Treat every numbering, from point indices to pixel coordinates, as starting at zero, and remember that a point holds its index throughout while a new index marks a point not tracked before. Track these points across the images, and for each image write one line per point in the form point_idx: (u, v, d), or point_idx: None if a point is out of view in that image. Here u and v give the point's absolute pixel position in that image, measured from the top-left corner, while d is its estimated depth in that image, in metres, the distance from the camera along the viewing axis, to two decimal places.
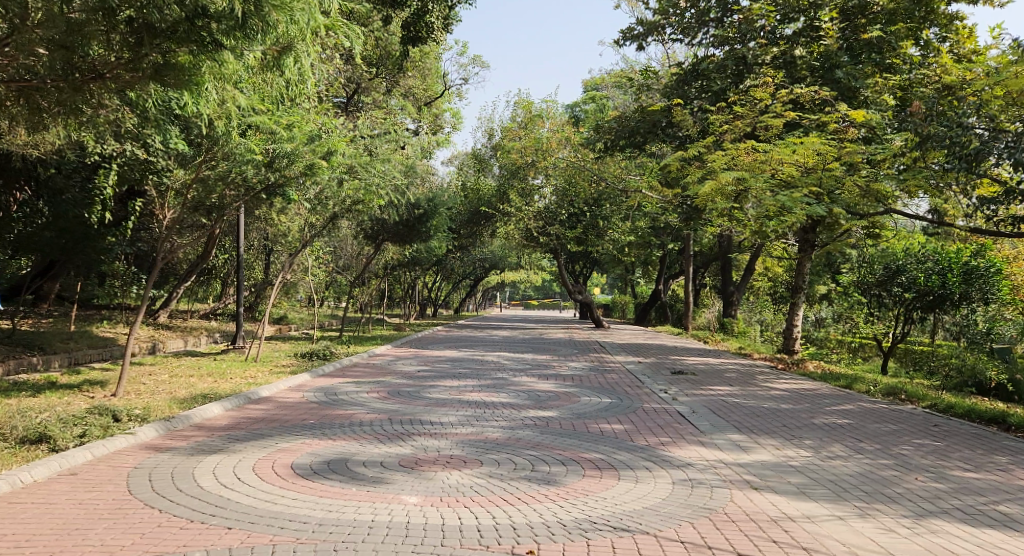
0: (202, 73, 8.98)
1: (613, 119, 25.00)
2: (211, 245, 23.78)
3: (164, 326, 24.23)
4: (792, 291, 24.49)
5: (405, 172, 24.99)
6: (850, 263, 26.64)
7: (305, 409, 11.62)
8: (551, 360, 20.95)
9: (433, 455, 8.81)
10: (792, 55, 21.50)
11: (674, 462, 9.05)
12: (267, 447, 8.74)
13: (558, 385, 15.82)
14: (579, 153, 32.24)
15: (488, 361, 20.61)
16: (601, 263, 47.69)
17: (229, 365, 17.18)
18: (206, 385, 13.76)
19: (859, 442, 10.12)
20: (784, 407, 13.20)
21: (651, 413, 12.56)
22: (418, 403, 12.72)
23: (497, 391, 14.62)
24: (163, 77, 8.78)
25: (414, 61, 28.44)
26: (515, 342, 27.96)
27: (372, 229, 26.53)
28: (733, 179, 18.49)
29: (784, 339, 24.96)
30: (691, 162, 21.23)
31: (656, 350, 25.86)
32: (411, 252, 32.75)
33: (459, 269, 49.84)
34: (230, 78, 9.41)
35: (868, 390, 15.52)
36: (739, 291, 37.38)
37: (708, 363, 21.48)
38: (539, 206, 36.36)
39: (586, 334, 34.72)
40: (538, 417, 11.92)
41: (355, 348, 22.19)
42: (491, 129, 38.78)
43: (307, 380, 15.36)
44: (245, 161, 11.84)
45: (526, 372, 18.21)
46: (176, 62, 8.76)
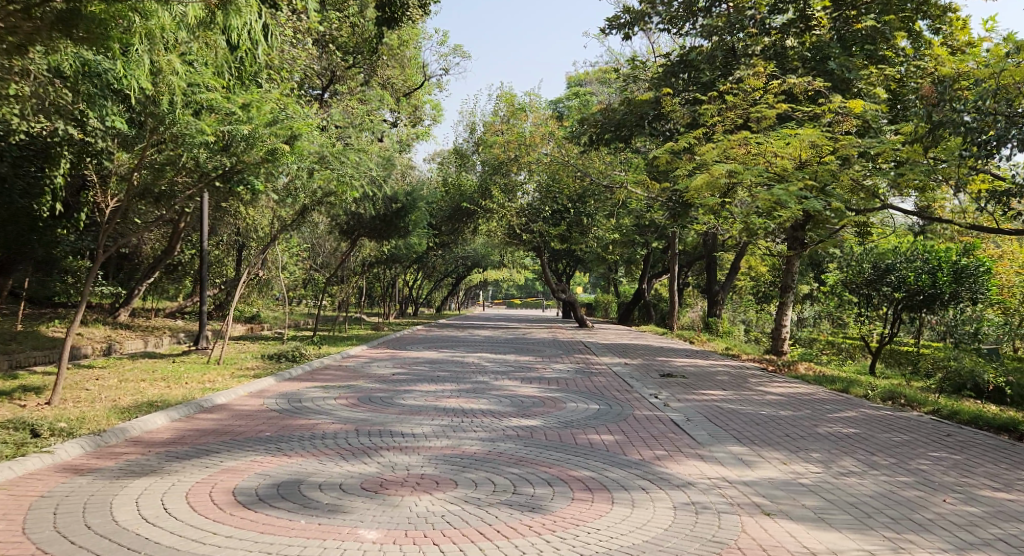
0: (118, 28, 8.13)
1: (598, 112, 23.96)
2: (175, 239, 22.74)
3: (124, 326, 23.09)
4: (780, 292, 23.76)
5: (382, 164, 23.88)
6: (835, 262, 25.40)
7: (261, 418, 10.56)
8: (533, 362, 19.95)
9: (402, 475, 7.73)
10: (782, 46, 20.28)
11: (672, 481, 8.04)
12: (209, 467, 7.69)
13: (540, 389, 14.80)
14: (562, 148, 31.23)
15: (467, 362, 19.59)
16: (586, 261, 46.72)
17: (188, 369, 16.11)
18: (156, 392, 12.69)
19: (872, 455, 9.11)
20: (783, 412, 12.19)
21: (643, 422, 11.55)
22: (390, 411, 11.64)
23: (476, 397, 13.58)
24: (71, 28, 7.81)
25: (393, 50, 27.34)
26: (497, 342, 26.92)
27: (347, 224, 25.39)
28: (726, 171, 17.37)
29: (772, 339, 24.07)
30: (680, 155, 20.17)
31: (642, 351, 24.91)
32: (389, 249, 31.62)
33: (441, 266, 48.78)
34: (160, 33, 8.56)
35: (865, 394, 14.51)
36: (725, 290, 36.39)
37: (697, 365, 20.50)
38: (521, 203, 35.22)
39: (569, 333, 33.69)
40: (521, 427, 10.88)
41: (328, 349, 21.12)
42: (473, 123, 37.68)
43: (271, 385, 14.28)
44: (196, 143, 10.99)
45: (506, 374, 17.18)
46: (92, 12, 7.82)
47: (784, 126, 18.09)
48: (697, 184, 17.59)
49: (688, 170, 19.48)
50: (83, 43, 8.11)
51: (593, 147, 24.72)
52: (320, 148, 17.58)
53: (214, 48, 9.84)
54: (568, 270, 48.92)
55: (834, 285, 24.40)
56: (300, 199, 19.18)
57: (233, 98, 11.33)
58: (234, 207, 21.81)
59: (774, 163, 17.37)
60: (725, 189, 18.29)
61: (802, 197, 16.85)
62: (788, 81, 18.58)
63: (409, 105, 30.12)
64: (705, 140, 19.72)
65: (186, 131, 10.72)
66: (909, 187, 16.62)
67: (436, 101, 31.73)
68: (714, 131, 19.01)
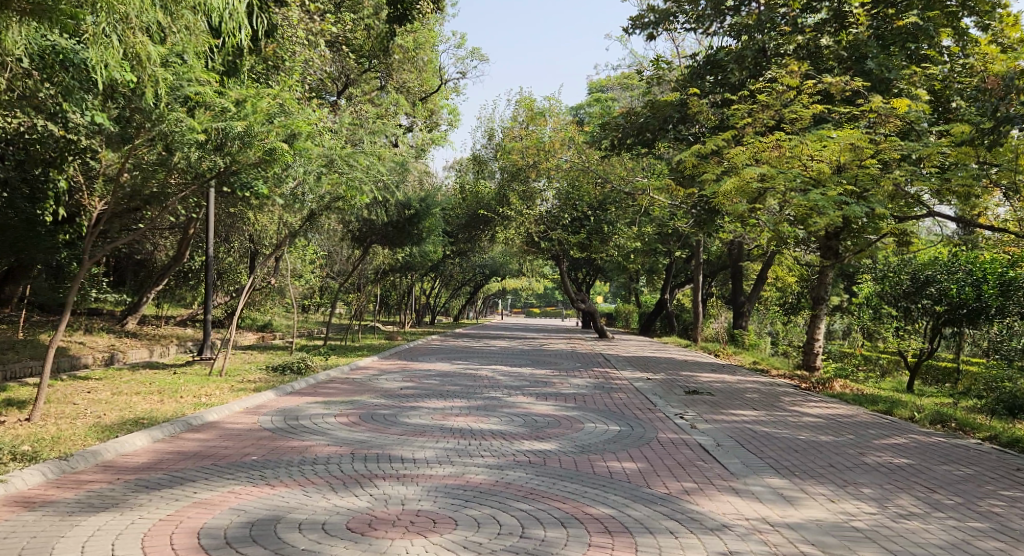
0: (68, 0, 7.39)
1: (620, 116, 23.09)
2: (185, 244, 22.01)
3: (128, 334, 22.34)
4: (813, 304, 22.93)
5: (398, 168, 23.06)
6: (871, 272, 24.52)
7: (251, 439, 9.66)
8: (551, 376, 19.00)
9: (396, 511, 6.89)
10: (816, 45, 19.31)
11: (705, 522, 7.15)
12: (180, 500, 6.82)
13: (557, 407, 13.88)
14: (583, 154, 30.34)
15: (482, 376, 18.66)
16: (606, 270, 45.72)
17: (186, 381, 15.23)
18: (146, 406, 11.86)
19: (932, 493, 8.34)
20: (823, 438, 11.27)
21: (668, 447, 10.62)
22: (392, 431, 10.74)
23: (487, 415, 12.65)
24: None
25: (410, 52, 26.56)
26: (513, 354, 26.00)
27: (360, 230, 24.57)
28: (757, 175, 16.38)
29: (804, 354, 23.11)
30: (707, 159, 19.17)
31: (665, 364, 23.89)
32: (403, 257, 30.79)
33: (458, 274, 47.91)
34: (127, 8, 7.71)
35: (910, 417, 13.52)
36: (751, 302, 35.28)
37: (724, 381, 19.49)
38: (541, 210, 34.29)
39: (589, 345, 32.73)
40: (534, 451, 9.96)
41: (338, 360, 20.27)
42: (491, 129, 36.81)
43: (270, 400, 13.39)
44: (188, 142, 10.11)
45: (522, 389, 16.28)
46: None
47: (820, 128, 17.08)
48: (727, 188, 16.62)
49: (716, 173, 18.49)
50: (33, 18, 7.43)
51: (615, 152, 23.79)
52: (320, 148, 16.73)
53: (199, 33, 9.10)
54: (586, 279, 47.90)
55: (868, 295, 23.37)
56: (308, 203, 18.35)
57: (224, 92, 10.53)
58: (243, 210, 21.04)
59: (809, 166, 16.36)
60: (757, 195, 17.27)
61: (844, 200, 15.82)
62: (824, 81, 17.60)
63: (426, 109, 29.30)
64: (735, 142, 18.68)
65: (177, 129, 9.88)
66: (952, 193, 15.98)
67: (453, 105, 30.90)
68: (744, 134, 17.97)
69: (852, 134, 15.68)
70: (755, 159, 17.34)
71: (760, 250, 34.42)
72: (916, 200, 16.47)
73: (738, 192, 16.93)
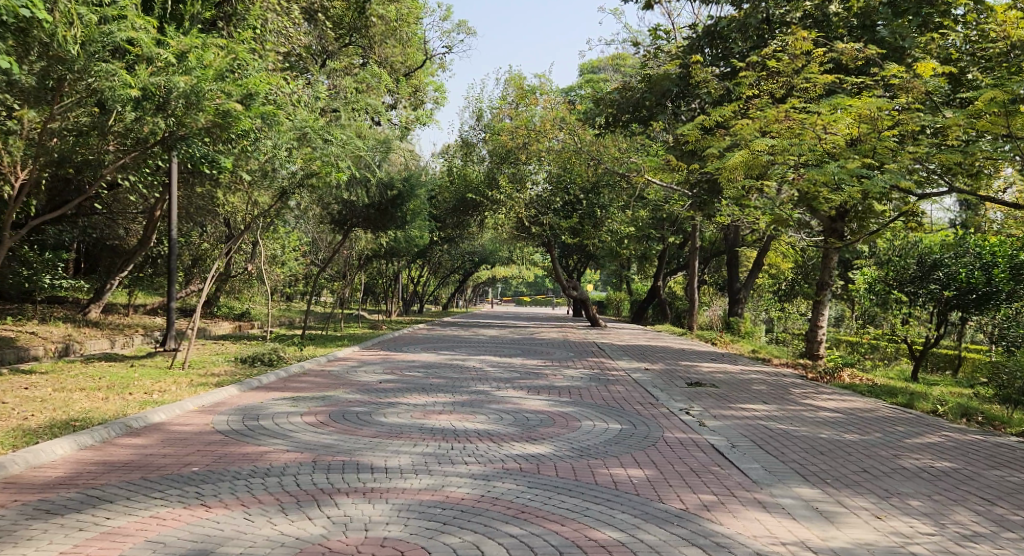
0: None
1: (615, 90, 21.83)
2: (152, 228, 20.71)
3: (90, 324, 20.95)
4: (817, 290, 21.68)
5: (380, 147, 21.65)
6: (875, 257, 23.29)
7: (198, 445, 8.39)
8: (542, 367, 17.71)
9: (356, 542, 5.67)
10: (824, 13, 18.03)
11: (733, 550, 5.96)
12: (85, 531, 5.66)
13: (550, 402, 12.61)
14: (575, 133, 28.97)
15: (468, 368, 17.36)
16: (598, 257, 44.41)
17: (142, 374, 13.91)
18: (88, 403, 10.54)
19: (992, 506, 7.07)
20: (848, 436, 9.98)
21: (679, 449, 9.37)
22: (365, 433, 9.43)
23: (472, 413, 11.35)
24: None
25: (394, 26, 25.15)
26: (503, 343, 24.71)
27: (339, 213, 23.13)
28: (768, 147, 15.18)
29: (807, 342, 21.88)
30: (710, 132, 17.90)
31: (662, 354, 22.61)
32: (386, 242, 29.38)
33: (447, 261, 46.53)
34: None
35: (936, 409, 12.27)
36: (747, 288, 34.04)
37: (727, 372, 18.19)
38: (531, 194, 32.95)
39: (580, 334, 31.43)
40: (527, 456, 8.67)
41: (315, 351, 18.94)
42: (480, 110, 35.43)
43: (232, 396, 12.05)
44: (121, 97, 9.09)
45: (511, 382, 15.00)
46: None
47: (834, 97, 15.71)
48: (733, 162, 15.41)
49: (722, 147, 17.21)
50: None
51: (611, 131, 22.51)
52: (285, 119, 15.35)
53: None
54: (579, 265, 46.57)
55: (871, 280, 22.11)
56: (277, 181, 17.02)
57: (164, 41, 9.50)
58: (211, 188, 19.70)
59: (822, 139, 15.08)
60: (766, 169, 16.01)
61: (860, 174, 14.56)
62: (835, 47, 16.27)
63: (411, 86, 27.94)
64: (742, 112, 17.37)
65: (106, 84, 9.00)
66: (970, 175, 14.59)
67: (439, 83, 29.53)
68: (752, 104, 16.68)
69: (870, 103, 14.36)
70: (764, 132, 16.09)
71: (757, 234, 33.16)
72: (931, 177, 15.19)
73: (747, 165, 15.67)
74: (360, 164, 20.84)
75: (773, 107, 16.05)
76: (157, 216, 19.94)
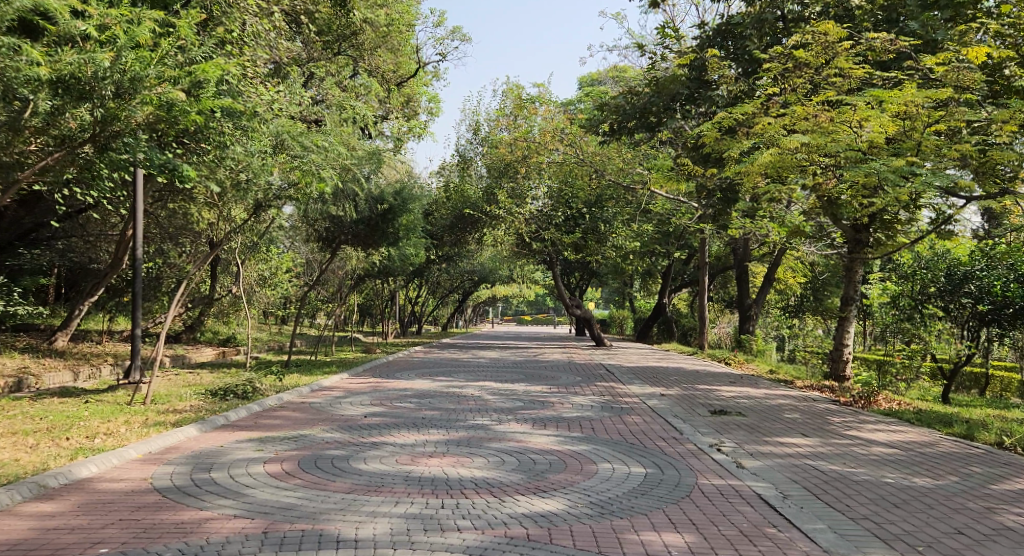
0: None
1: (621, 95, 20.24)
2: (123, 249, 19.05)
3: (56, 354, 19.33)
4: (841, 306, 20.05)
5: (367, 159, 20.03)
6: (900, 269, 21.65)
7: (123, 513, 6.82)
8: (548, 395, 16.07)
9: None
10: (847, 7, 16.63)
11: None
12: None
13: (558, 439, 10.97)
14: (577, 143, 27.42)
15: (466, 396, 15.71)
16: (601, 273, 42.74)
17: (94, 412, 12.27)
18: (9, 453, 8.94)
19: None
20: (920, 482, 8.38)
21: (717, 500, 7.79)
22: (337, 488, 7.76)
23: (469, 455, 9.69)
24: None
25: (384, 32, 23.63)
26: (504, 367, 23.01)
27: (327, 230, 21.45)
28: (801, 143, 13.40)
29: (832, 361, 20.23)
30: (730, 133, 16.23)
31: (674, 377, 20.95)
32: (379, 261, 27.77)
33: (446, 279, 44.87)
34: None
35: (1007, 442, 10.63)
36: (758, 305, 32.40)
37: (751, 396, 16.52)
38: (532, 209, 31.39)
39: (586, 354, 29.68)
40: (533, 516, 7.05)
41: (299, 380, 17.26)
42: (477, 122, 33.92)
43: (190, 438, 10.41)
44: (30, 78, 8.09)
45: (513, 413, 13.39)
46: None
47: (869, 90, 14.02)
48: (759, 164, 13.77)
49: (747, 147, 15.59)
50: None
51: (617, 140, 20.89)
52: (259, 125, 13.87)
53: None
54: (581, 283, 44.82)
55: (896, 294, 20.51)
56: (252, 195, 15.44)
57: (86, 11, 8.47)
58: (186, 203, 18.13)
59: (857, 137, 13.36)
60: (797, 171, 14.34)
61: (901, 173, 12.84)
62: (864, 38, 14.61)
63: (404, 97, 26.27)
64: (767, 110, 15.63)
65: (9, 64, 7.99)
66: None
67: (433, 92, 27.95)
68: (779, 98, 15.03)
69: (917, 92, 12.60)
70: (792, 130, 14.37)
71: (769, 247, 31.53)
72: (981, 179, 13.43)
73: (776, 164, 13.93)
74: (345, 178, 19.21)
75: (803, 102, 14.42)
76: (128, 236, 18.29)
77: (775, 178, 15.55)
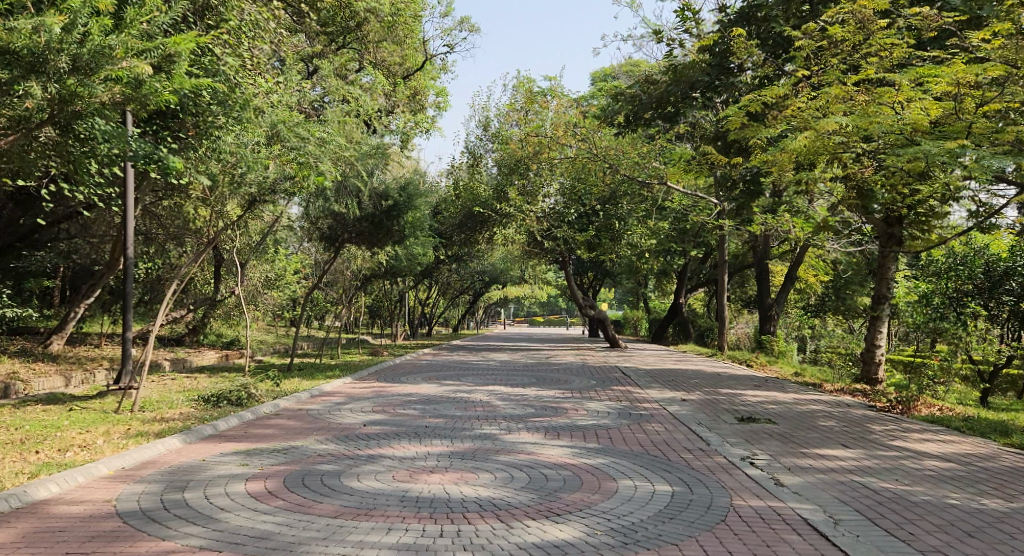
0: None
1: (637, 84, 19.24)
2: (117, 248, 18.17)
3: (46, 357, 18.44)
4: (873, 304, 19.12)
5: (371, 154, 19.09)
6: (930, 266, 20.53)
7: (78, 547, 5.93)
8: (562, 400, 15.11)
9: None
10: None
11: None
12: None
13: (573, 450, 10.03)
14: (591, 138, 26.43)
15: (475, 402, 14.76)
16: (614, 273, 41.70)
17: (74, 420, 11.37)
18: None
19: None
20: (990, 506, 7.46)
21: (758, 527, 6.88)
22: (326, 513, 6.86)
23: (475, 470, 8.77)
24: None
25: (391, 22, 22.69)
26: (516, 369, 22.03)
27: (329, 228, 20.51)
28: (840, 126, 12.33)
29: (863, 363, 19.16)
30: (756, 120, 15.20)
31: (695, 381, 19.95)
32: (386, 260, 26.84)
33: (456, 279, 43.90)
34: None
35: None
36: (779, 305, 31.20)
37: (779, 402, 15.53)
38: (544, 206, 30.42)
39: (601, 356, 28.65)
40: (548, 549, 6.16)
41: (298, 385, 16.32)
42: (487, 118, 32.97)
43: (170, 450, 9.50)
44: None
45: (526, 421, 12.45)
46: None
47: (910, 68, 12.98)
48: (793, 147, 12.63)
49: (776, 134, 14.53)
50: None
51: (633, 132, 19.89)
52: (253, 112, 12.98)
53: None
54: (593, 283, 43.82)
55: (927, 293, 19.63)
56: (244, 188, 14.55)
57: None
58: (180, 200, 17.22)
59: (899, 120, 12.21)
60: (832, 156, 13.26)
61: (951, 157, 11.75)
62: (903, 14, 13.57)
63: (411, 90, 25.29)
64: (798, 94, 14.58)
65: None
66: None
67: (441, 85, 27.00)
68: (811, 81, 14.02)
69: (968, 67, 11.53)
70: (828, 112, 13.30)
71: (789, 245, 30.45)
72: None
73: (811, 149, 12.86)
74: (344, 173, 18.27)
75: (839, 84, 13.36)
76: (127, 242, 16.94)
77: (806, 167, 14.51)
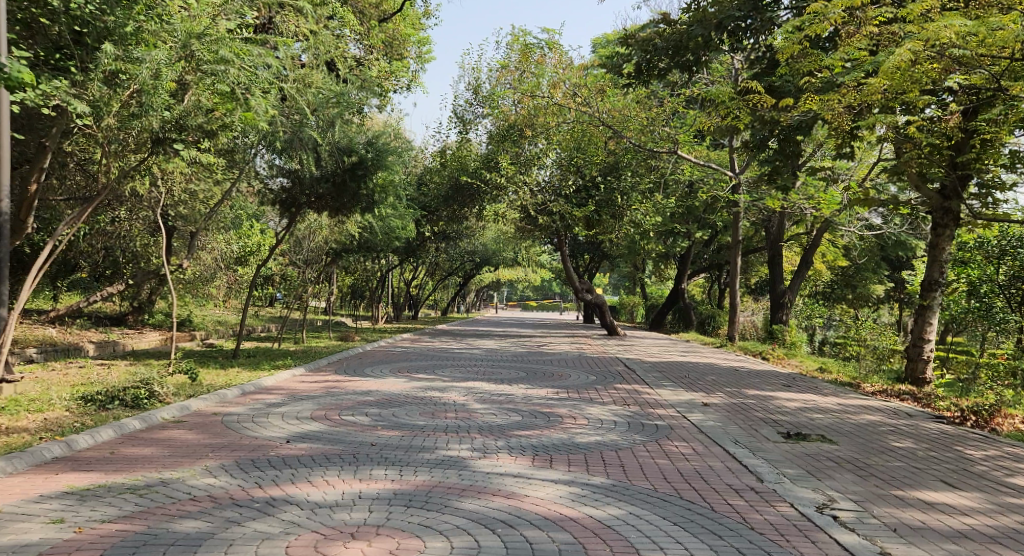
0: None
1: (653, 24, 15.96)
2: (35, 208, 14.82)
3: None
4: (922, 289, 15.08)
5: (329, 100, 15.73)
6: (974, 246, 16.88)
7: None
8: (555, 403, 11.98)
9: None
10: None
11: None
12: None
13: (568, 491, 6.91)
14: (593, 100, 23.15)
15: (445, 404, 11.65)
16: (613, 255, 38.43)
17: None
18: None
19: None
20: None
21: None
22: None
23: (420, 534, 5.65)
24: None
25: None
26: (501, 360, 18.81)
27: (285, 189, 17.30)
28: (951, 32, 9.27)
29: (908, 361, 15.48)
30: (810, 51, 12.01)
31: (712, 377, 16.86)
32: (358, 231, 23.64)
33: (443, 259, 40.60)
34: None
35: None
36: (792, 292, 27.79)
37: (826, 408, 12.47)
38: (537, 178, 27.16)
39: (599, 345, 25.49)
40: None
41: (230, 378, 13.20)
42: (478, 79, 29.63)
43: None
44: None
45: (508, 435, 9.36)
46: None
47: None
48: (883, 70, 9.67)
49: (849, 62, 11.51)
50: None
51: (645, 85, 16.63)
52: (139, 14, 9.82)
53: None
54: (590, 265, 40.69)
55: (979, 281, 16.48)
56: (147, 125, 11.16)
57: None
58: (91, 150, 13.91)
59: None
60: (931, 81, 10.29)
61: None
62: None
63: (387, 38, 21.93)
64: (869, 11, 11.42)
65: None
66: None
67: (425, 35, 23.75)
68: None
69: None
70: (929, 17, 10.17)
71: (810, 225, 27.26)
72: None
73: (905, 68, 9.78)
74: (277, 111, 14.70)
75: None
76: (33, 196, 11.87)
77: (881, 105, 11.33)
